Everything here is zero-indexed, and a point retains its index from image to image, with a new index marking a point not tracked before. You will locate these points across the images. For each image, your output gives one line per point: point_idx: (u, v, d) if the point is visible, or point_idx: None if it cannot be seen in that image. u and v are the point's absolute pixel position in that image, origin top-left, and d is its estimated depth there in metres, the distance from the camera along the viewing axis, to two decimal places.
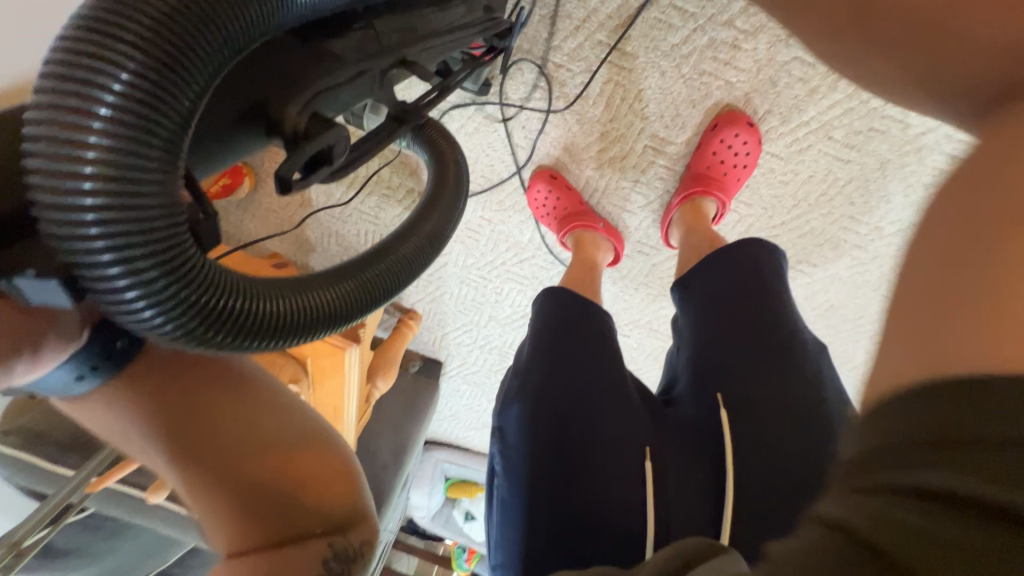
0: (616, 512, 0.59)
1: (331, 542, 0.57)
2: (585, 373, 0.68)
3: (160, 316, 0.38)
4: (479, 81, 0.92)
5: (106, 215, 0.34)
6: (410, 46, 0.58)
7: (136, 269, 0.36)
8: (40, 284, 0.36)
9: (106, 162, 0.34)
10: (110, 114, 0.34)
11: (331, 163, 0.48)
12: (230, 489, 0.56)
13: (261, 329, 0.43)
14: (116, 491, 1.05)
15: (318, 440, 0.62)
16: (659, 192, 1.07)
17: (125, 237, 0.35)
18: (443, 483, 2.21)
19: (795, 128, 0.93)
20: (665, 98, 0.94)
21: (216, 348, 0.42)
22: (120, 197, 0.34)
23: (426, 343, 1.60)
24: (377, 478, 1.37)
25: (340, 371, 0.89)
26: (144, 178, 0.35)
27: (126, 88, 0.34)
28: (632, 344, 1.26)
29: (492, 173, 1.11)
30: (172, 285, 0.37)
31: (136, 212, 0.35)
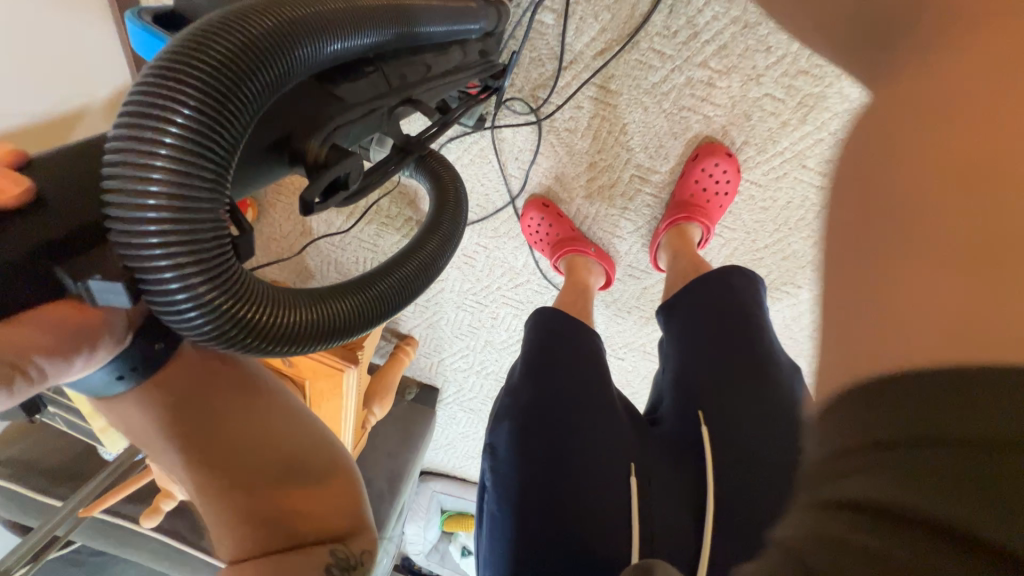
0: (603, 525, 0.59)
1: (333, 548, 0.59)
2: (584, 385, 0.70)
3: (206, 322, 0.41)
4: (474, 117, 0.99)
5: (166, 229, 0.37)
6: (416, 86, 0.63)
7: (189, 278, 0.39)
8: (105, 288, 0.39)
9: (171, 182, 0.37)
10: (175, 141, 0.37)
11: (346, 189, 0.53)
12: (236, 497, 0.57)
13: (291, 336, 0.46)
14: (104, 522, 1.03)
15: (325, 450, 0.63)
16: (646, 219, 1.11)
17: (182, 249, 0.38)
18: (439, 516, 2.15)
19: (770, 158, 0.99)
20: (648, 131, 1.00)
21: (251, 352, 0.45)
22: (181, 213, 0.38)
23: (422, 369, 1.61)
24: (371, 507, 1.34)
25: (338, 393, 0.90)
26: (202, 197, 0.39)
27: (191, 119, 0.38)
28: (626, 366, 1.28)
29: (487, 202, 1.16)
30: (218, 293, 0.40)
31: (193, 227, 0.38)
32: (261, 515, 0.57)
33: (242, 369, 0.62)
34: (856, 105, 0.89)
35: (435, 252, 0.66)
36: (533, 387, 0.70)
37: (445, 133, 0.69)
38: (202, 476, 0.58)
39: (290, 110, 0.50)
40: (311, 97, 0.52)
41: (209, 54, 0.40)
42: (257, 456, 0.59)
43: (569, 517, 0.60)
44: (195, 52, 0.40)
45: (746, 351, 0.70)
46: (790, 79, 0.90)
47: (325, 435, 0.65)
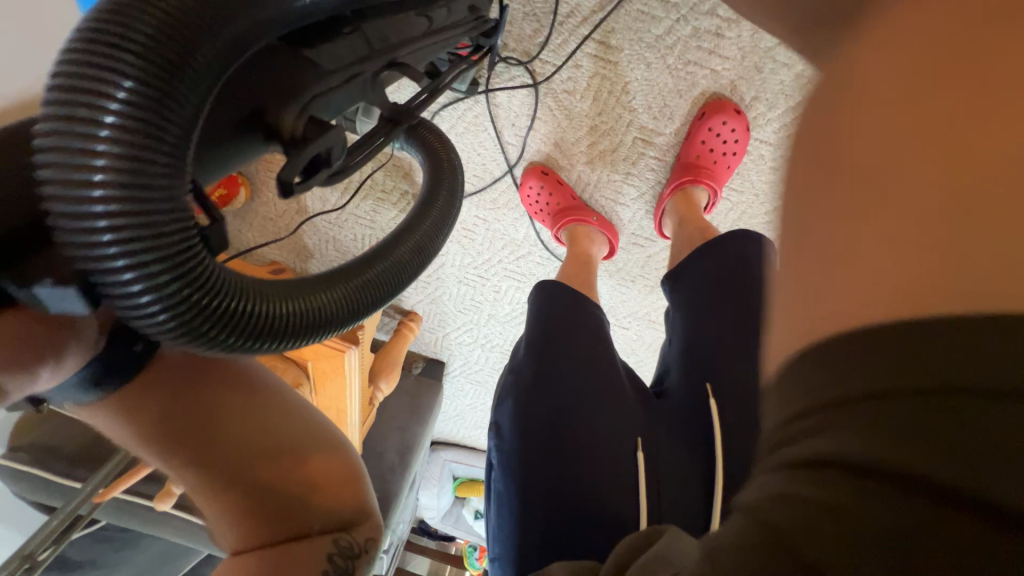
0: (608, 498, 0.59)
1: (336, 539, 0.59)
2: (584, 363, 0.69)
3: (172, 318, 0.38)
4: (467, 81, 0.93)
5: (117, 222, 0.35)
6: (400, 47, 0.58)
7: (149, 273, 0.36)
8: (59, 294, 0.37)
9: (116, 170, 0.34)
10: (117, 122, 0.35)
11: (329, 166, 0.50)
12: (236, 489, 0.58)
13: (269, 329, 0.44)
14: (126, 502, 1.06)
15: (322, 442, 0.63)
16: (651, 184, 1.07)
17: (137, 243, 0.36)
18: (451, 483, 2.22)
19: (782, 113, 0.93)
20: (651, 89, 0.94)
21: (226, 347, 0.42)
22: (131, 201, 0.35)
23: (427, 344, 1.62)
24: (384, 479, 1.38)
25: (341, 373, 0.89)
26: (154, 186, 0.36)
27: (130, 99, 0.35)
28: (632, 335, 1.27)
29: (484, 172, 1.12)
30: (183, 288, 0.38)
31: (146, 216, 0.36)
32: (262, 508, 0.58)
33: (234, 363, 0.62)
34: None
35: (431, 229, 0.63)
36: (534, 365, 0.69)
37: (434, 99, 0.65)
38: (201, 470, 0.58)
39: (261, 82, 0.46)
40: (283, 64, 0.48)
41: (143, 23, 0.36)
42: (253, 450, 0.59)
43: (571, 494, 0.60)
44: (126, 22, 0.36)
45: (754, 320, 0.68)
46: None
47: (323, 426, 0.65)
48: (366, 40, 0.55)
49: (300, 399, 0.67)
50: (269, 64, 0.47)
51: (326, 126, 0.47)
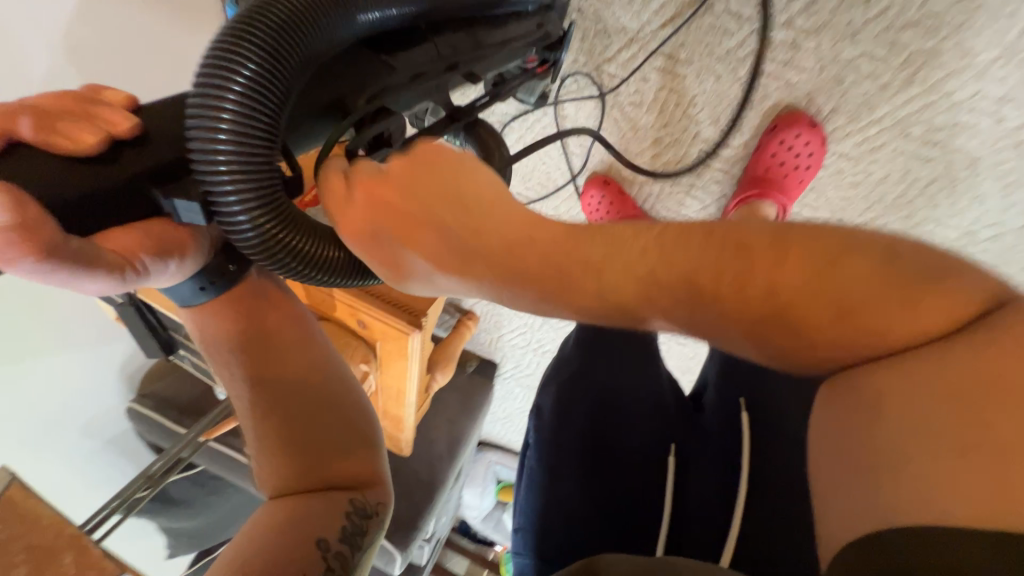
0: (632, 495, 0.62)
1: (352, 497, 0.60)
2: (622, 367, 0.72)
3: (260, 242, 0.45)
4: (535, 94, 0.98)
5: (233, 169, 0.41)
6: (463, 54, 0.64)
7: (252, 211, 0.43)
8: (190, 210, 0.44)
9: (236, 128, 0.41)
10: (251, 73, 0.41)
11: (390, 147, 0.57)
12: (270, 428, 0.61)
13: (330, 269, 0.49)
14: (219, 450, 1.24)
15: (348, 399, 0.66)
16: (715, 196, 1.05)
17: (246, 186, 0.42)
18: (495, 485, 2.26)
19: (864, 126, 0.88)
20: (719, 101, 0.94)
21: (294, 274, 0.48)
22: (246, 137, 0.41)
23: (482, 344, 1.69)
24: (433, 466, 1.46)
25: (404, 355, 0.99)
26: (262, 142, 0.42)
27: (251, 75, 0.41)
28: (690, 352, 1.27)
29: (548, 180, 1.16)
30: (275, 225, 0.44)
31: (254, 151, 0.42)
32: (290, 449, 0.60)
33: (293, 306, 0.68)
34: (979, 60, 0.77)
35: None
36: (578, 357, 0.73)
37: (495, 103, 0.73)
38: (248, 401, 0.62)
39: (344, 75, 0.53)
40: (359, 61, 0.55)
41: (265, 20, 0.43)
42: (293, 395, 0.63)
43: (598, 486, 0.63)
44: (262, 11, 0.44)
45: None
46: (895, 34, 0.79)
47: (351, 386, 0.67)
48: (438, 49, 0.62)
49: (337, 358, 0.69)
50: (352, 63, 0.54)
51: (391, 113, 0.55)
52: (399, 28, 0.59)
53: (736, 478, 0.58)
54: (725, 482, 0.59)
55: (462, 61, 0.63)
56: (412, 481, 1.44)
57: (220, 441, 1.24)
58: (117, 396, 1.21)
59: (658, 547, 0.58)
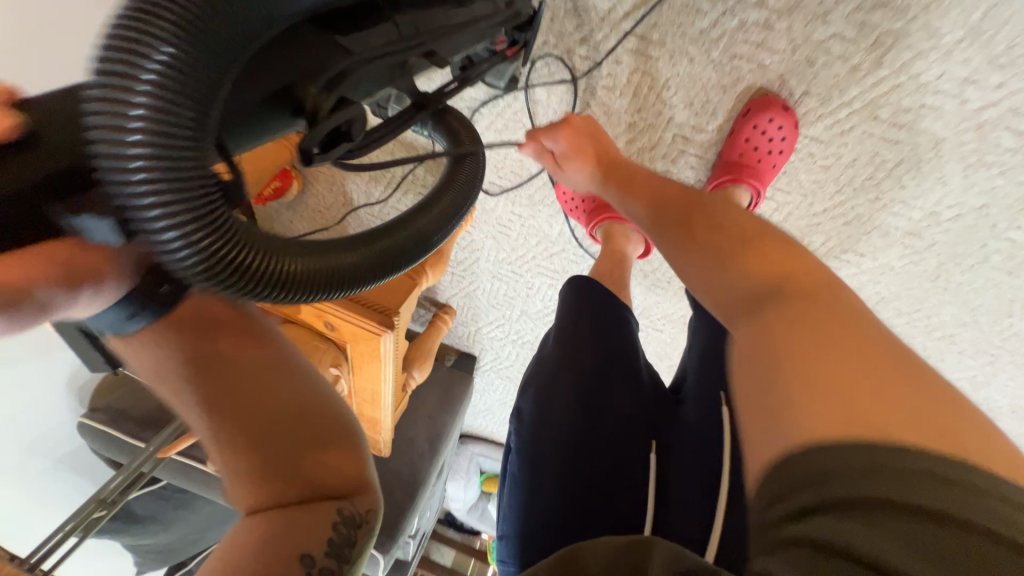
0: (621, 485, 0.62)
1: (339, 507, 0.57)
2: (603, 358, 0.71)
3: (196, 260, 0.40)
4: (505, 78, 0.93)
5: (154, 180, 0.36)
6: (427, 34, 0.58)
7: (181, 226, 0.38)
8: (100, 223, 0.39)
9: (151, 134, 0.35)
10: (163, 63, 0.35)
11: (349, 141, 0.53)
12: (236, 446, 0.55)
13: (284, 282, 0.46)
14: (183, 464, 1.17)
15: (322, 403, 0.61)
16: (690, 182, 1.05)
17: (171, 200, 0.37)
18: (478, 477, 2.25)
19: (835, 110, 0.88)
20: (693, 85, 0.92)
21: (241, 292, 0.44)
22: (165, 140, 0.36)
23: (460, 337, 1.65)
24: (414, 464, 1.44)
25: (377, 358, 0.94)
26: (182, 150, 0.37)
27: (165, 66, 0.35)
28: (665, 338, 1.28)
29: (521, 168, 1.14)
30: (211, 242, 0.40)
31: (176, 158, 0.36)
32: (262, 465, 0.55)
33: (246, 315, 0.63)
34: (944, 41, 0.77)
35: (447, 212, 0.65)
36: (558, 353, 0.72)
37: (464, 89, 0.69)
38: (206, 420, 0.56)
39: (290, 56, 0.47)
40: (309, 42, 0.49)
41: None
42: (256, 406, 0.57)
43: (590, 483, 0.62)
44: None
45: None
46: (864, 15, 0.79)
47: (327, 391, 0.63)
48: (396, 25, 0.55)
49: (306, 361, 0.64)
50: (299, 44, 0.48)
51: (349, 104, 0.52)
52: (350, 4, 0.53)
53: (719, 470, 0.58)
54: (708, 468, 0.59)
55: (424, 41, 0.57)
56: (393, 481, 1.41)
57: (184, 453, 1.17)
58: (65, 412, 1.11)
59: (645, 525, 0.59)
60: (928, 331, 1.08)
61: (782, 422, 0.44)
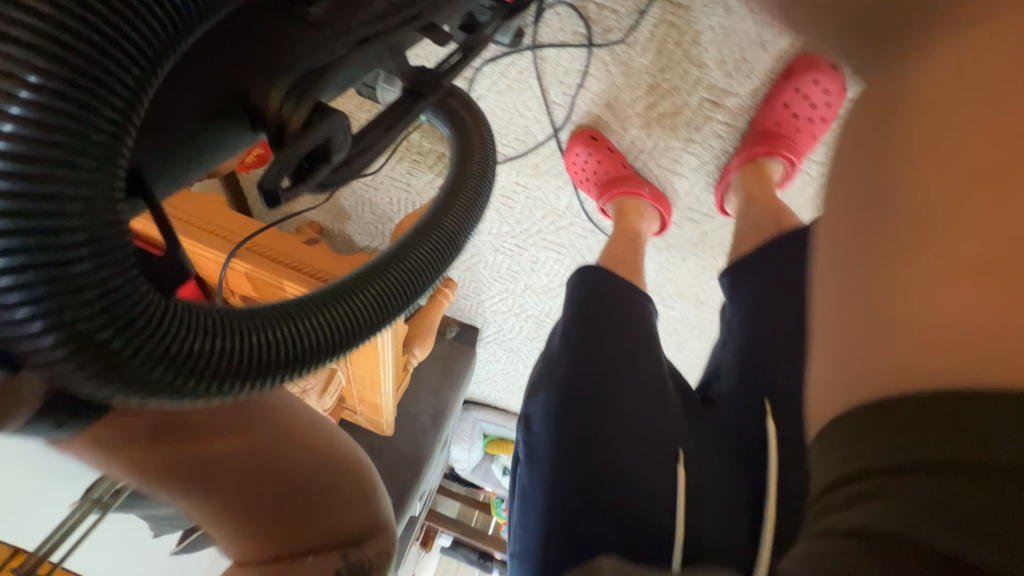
0: (651, 529, 0.55)
1: (346, 554, 0.60)
2: (621, 368, 0.66)
3: (113, 374, 0.33)
4: (511, 32, 0.80)
5: (15, 256, 0.28)
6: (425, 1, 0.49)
7: (81, 359, 0.31)
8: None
9: (22, 157, 0.27)
10: (15, 135, 0.26)
11: (330, 162, 0.44)
12: (244, 509, 0.56)
13: (241, 368, 0.39)
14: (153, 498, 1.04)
15: (313, 443, 0.63)
16: (715, 152, 0.94)
17: (56, 326, 0.30)
18: (482, 440, 2.27)
19: None
20: (727, 41, 0.79)
21: (189, 394, 0.37)
22: (49, 247, 0.28)
23: (461, 310, 1.60)
24: (418, 441, 1.43)
25: (375, 348, 0.90)
26: (82, 165, 0.29)
27: (23, 135, 0.27)
28: (677, 316, 1.23)
29: (527, 135, 1.01)
30: (153, 358, 0.34)
31: (63, 266, 0.29)
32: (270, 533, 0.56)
33: None
34: None
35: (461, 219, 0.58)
36: (567, 359, 0.67)
37: (469, 60, 0.58)
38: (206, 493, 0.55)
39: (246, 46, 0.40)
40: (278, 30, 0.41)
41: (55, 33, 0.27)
42: (255, 472, 0.57)
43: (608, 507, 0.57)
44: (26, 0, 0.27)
45: None
46: None
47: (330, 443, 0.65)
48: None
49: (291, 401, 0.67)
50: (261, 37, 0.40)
51: (327, 112, 0.41)
52: None
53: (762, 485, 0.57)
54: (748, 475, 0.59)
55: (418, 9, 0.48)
56: (397, 459, 1.40)
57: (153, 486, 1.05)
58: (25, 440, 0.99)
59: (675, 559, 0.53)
60: None
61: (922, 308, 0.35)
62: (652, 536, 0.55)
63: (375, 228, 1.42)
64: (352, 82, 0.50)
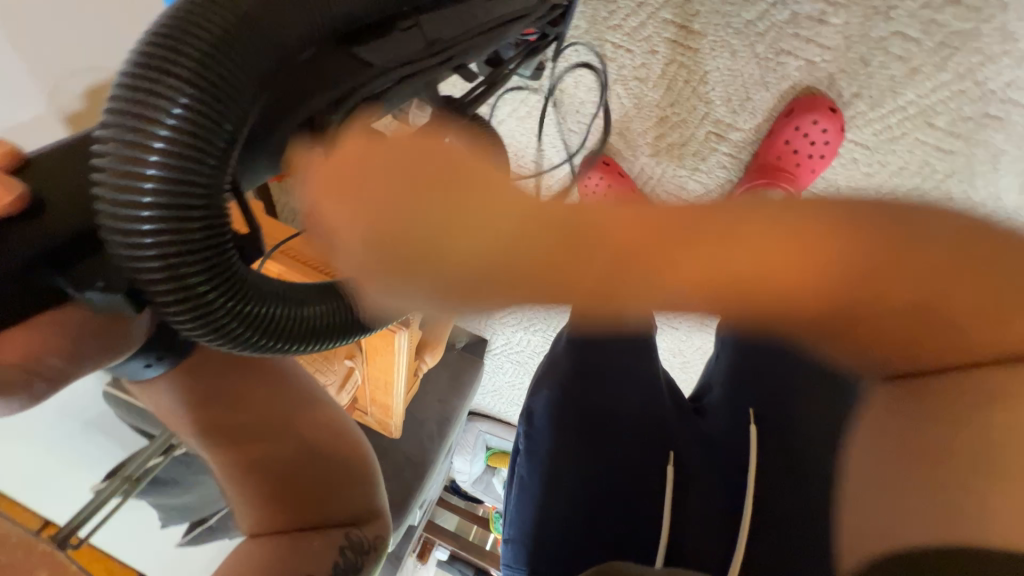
0: (633, 528, 0.62)
1: (348, 533, 0.67)
2: (620, 374, 0.72)
3: (206, 323, 0.41)
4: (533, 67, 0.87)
5: (158, 223, 0.37)
6: (459, 42, 0.56)
7: (193, 314, 0.41)
8: (109, 298, 0.41)
9: (168, 166, 0.37)
10: (167, 142, 0.37)
11: None
12: (268, 478, 0.66)
13: (298, 332, 0.47)
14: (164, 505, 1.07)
15: (333, 430, 0.71)
16: (720, 182, 0.99)
17: (179, 289, 0.39)
18: (484, 452, 2.28)
19: (887, 114, 0.81)
20: (733, 80, 0.86)
21: (258, 347, 0.45)
22: (177, 220, 0.38)
23: (471, 321, 1.65)
24: (423, 446, 1.47)
25: (391, 351, 0.96)
26: (205, 171, 0.38)
27: (171, 141, 0.37)
28: (680, 336, 1.27)
29: (542, 158, 1.07)
30: (242, 320, 0.43)
31: (186, 234, 0.38)
32: (287, 503, 0.66)
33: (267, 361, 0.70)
34: (1020, 46, 0.71)
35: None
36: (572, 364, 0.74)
37: (492, 94, 0.65)
38: (240, 451, 0.66)
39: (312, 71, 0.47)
40: (336, 65, 0.48)
41: (200, 70, 0.38)
42: (283, 448, 0.67)
43: (582, 499, 0.65)
44: (183, 47, 0.39)
45: None
46: (933, 12, 0.72)
47: (342, 425, 0.74)
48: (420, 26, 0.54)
49: (319, 390, 0.75)
50: (325, 68, 0.48)
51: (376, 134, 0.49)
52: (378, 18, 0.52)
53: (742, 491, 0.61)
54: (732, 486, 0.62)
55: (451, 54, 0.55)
56: (402, 462, 1.45)
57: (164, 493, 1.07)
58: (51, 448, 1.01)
59: (658, 558, 0.59)
60: None
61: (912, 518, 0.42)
62: (626, 535, 0.62)
63: None
64: (391, 108, 0.56)
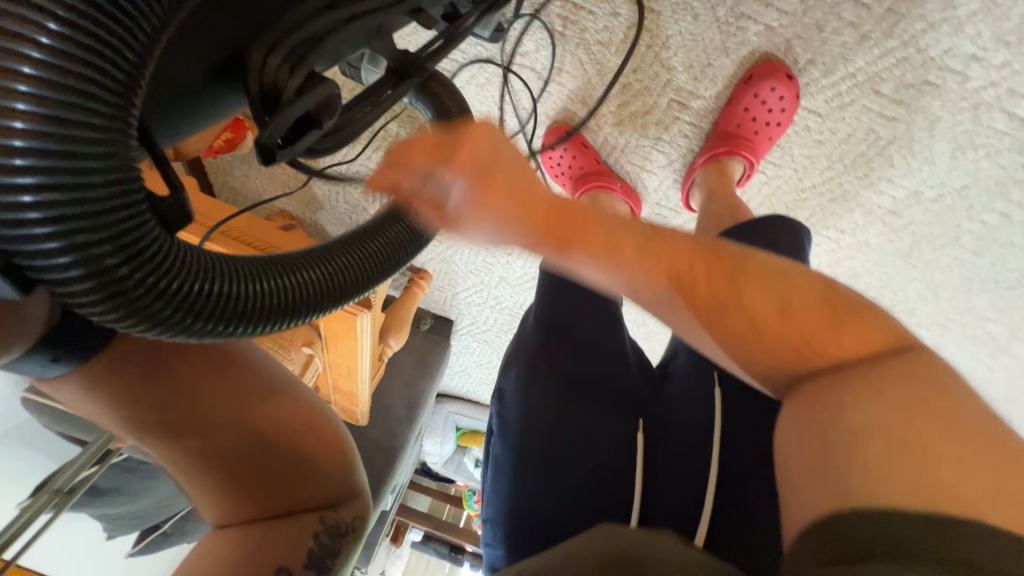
0: (611, 492, 0.63)
1: (323, 518, 0.62)
2: (592, 342, 0.73)
3: (115, 302, 0.35)
4: (491, 28, 0.82)
5: (39, 175, 0.30)
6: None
7: (101, 292, 0.35)
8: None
9: (44, 99, 0.29)
10: (39, 70, 0.29)
11: (321, 127, 0.45)
12: (227, 469, 0.61)
13: (236, 313, 0.42)
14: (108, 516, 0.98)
15: (297, 412, 0.66)
16: (681, 151, 1.00)
17: (77, 260, 0.33)
18: (455, 433, 2.27)
19: (837, 81, 0.84)
20: (695, 45, 0.85)
21: (185, 330, 0.40)
22: (66, 173, 0.31)
23: (436, 302, 1.61)
24: (391, 431, 1.43)
25: (352, 334, 0.91)
26: (99, 111, 0.32)
27: (45, 68, 0.29)
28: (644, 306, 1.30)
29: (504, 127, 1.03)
30: (158, 300, 0.37)
31: (82, 192, 0.32)
32: (252, 493, 0.60)
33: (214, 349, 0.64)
34: (957, 14, 0.74)
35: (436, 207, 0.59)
36: (541, 340, 0.74)
37: (452, 49, 0.60)
38: (189, 452, 0.60)
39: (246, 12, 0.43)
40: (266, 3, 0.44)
41: None
42: (241, 437, 0.62)
43: (564, 468, 0.65)
44: None
45: None
46: None
47: (305, 408, 0.67)
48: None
49: (282, 374, 0.69)
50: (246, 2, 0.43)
51: (320, 79, 0.43)
52: None
53: (708, 450, 0.62)
54: (697, 447, 0.64)
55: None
56: (370, 449, 1.40)
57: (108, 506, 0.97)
58: None
59: (632, 515, 0.61)
60: (893, 304, 1.13)
61: (842, 489, 0.37)
62: (609, 494, 0.63)
63: (349, 218, 1.41)
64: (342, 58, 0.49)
